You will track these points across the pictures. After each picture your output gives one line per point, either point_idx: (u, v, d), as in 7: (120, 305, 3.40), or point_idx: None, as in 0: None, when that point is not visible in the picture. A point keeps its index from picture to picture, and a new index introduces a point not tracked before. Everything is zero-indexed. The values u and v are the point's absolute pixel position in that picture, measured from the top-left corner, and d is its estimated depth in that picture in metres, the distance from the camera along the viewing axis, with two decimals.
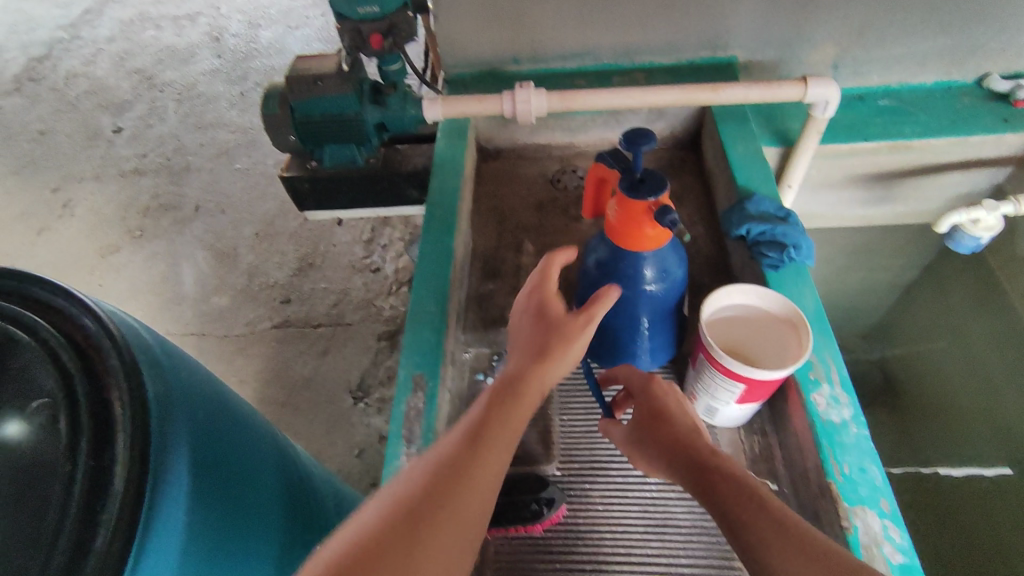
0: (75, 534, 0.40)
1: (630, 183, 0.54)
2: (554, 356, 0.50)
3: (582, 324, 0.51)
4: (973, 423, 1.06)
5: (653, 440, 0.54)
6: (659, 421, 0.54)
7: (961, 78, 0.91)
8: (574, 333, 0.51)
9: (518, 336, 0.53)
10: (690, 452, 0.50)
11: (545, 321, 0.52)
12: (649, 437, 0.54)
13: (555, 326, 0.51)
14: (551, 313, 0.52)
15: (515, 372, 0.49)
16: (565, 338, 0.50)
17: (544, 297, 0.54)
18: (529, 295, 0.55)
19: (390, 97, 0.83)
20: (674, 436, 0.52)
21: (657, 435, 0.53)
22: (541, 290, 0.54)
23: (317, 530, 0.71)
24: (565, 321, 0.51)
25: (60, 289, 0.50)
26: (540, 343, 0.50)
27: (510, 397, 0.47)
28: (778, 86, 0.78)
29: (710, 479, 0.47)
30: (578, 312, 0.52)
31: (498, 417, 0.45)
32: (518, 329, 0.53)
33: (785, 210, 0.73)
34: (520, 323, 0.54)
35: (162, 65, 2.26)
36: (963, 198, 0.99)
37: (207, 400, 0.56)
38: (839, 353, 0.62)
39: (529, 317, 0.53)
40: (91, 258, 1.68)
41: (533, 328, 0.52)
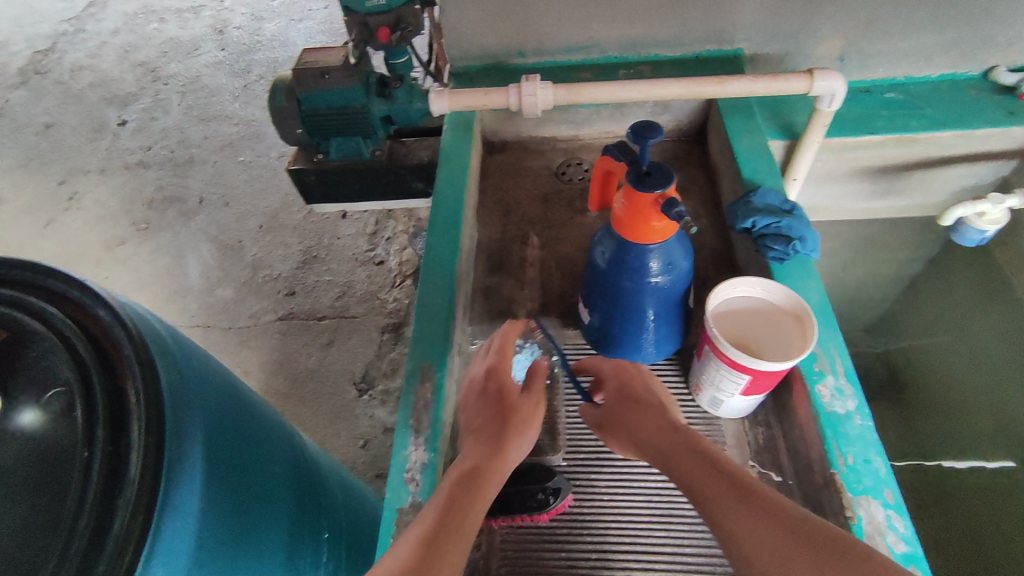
0: (93, 519, 0.41)
1: (637, 175, 0.54)
2: (515, 434, 0.57)
3: (534, 406, 0.60)
4: (973, 415, 1.07)
5: (626, 420, 0.58)
6: (632, 406, 0.59)
7: (967, 71, 0.91)
8: (529, 413, 0.59)
9: (475, 421, 0.59)
10: (660, 429, 0.55)
11: (502, 405, 0.59)
12: (623, 418, 0.59)
13: (511, 410, 0.59)
14: (508, 395, 0.60)
15: (479, 449, 0.55)
16: (522, 420, 0.58)
17: (500, 380, 0.61)
18: (484, 378, 0.62)
19: (397, 90, 0.84)
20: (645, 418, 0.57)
21: (629, 417, 0.58)
22: (496, 375, 0.62)
23: (326, 517, 0.72)
24: (519, 403, 0.59)
25: (72, 280, 0.50)
26: (501, 427, 0.57)
27: (480, 472, 0.52)
28: (785, 78, 0.78)
29: (677, 452, 0.52)
30: (529, 393, 0.61)
31: (478, 478, 0.51)
32: (475, 413, 0.60)
33: (790, 203, 0.73)
34: (475, 408, 0.60)
35: (166, 58, 2.26)
36: (968, 191, 0.99)
37: (217, 388, 0.57)
38: (844, 345, 0.62)
39: (486, 403, 0.60)
40: (97, 250, 1.69)
41: (493, 410, 0.59)
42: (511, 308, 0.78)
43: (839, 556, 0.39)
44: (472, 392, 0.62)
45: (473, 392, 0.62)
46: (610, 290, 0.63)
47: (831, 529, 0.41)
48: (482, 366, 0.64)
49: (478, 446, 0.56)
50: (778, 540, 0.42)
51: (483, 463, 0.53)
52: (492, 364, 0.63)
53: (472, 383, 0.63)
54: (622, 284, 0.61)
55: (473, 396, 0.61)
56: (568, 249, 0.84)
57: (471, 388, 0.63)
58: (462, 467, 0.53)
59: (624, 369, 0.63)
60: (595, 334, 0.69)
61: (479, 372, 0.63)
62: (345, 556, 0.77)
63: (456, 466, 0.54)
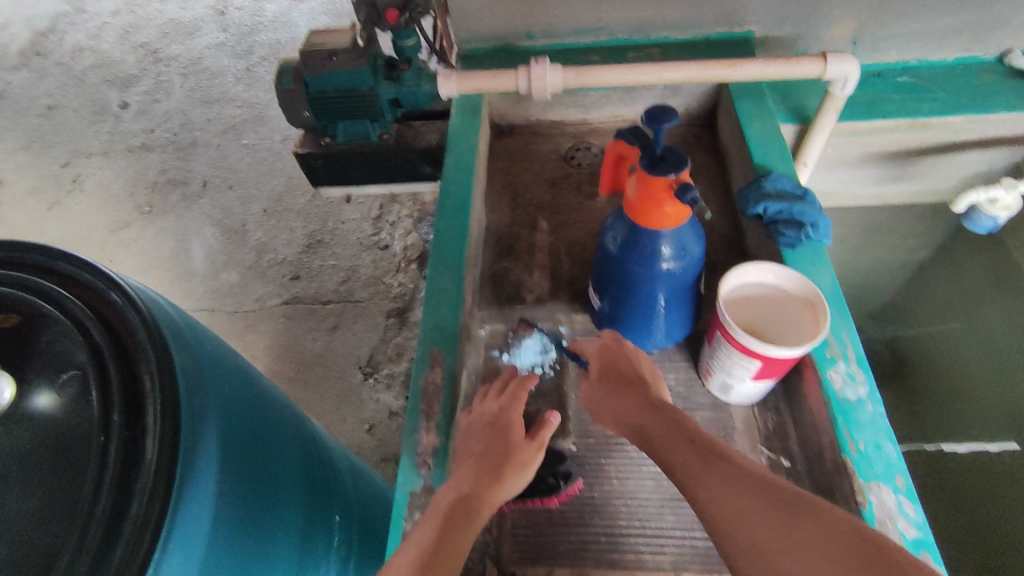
0: (111, 503, 0.41)
1: (650, 160, 0.54)
2: (510, 473, 0.56)
3: (534, 452, 0.59)
4: (984, 400, 1.07)
5: (608, 396, 0.59)
6: (614, 382, 0.60)
7: (981, 55, 0.90)
8: (528, 457, 0.59)
9: (474, 445, 0.58)
10: (640, 403, 0.56)
11: (507, 442, 0.58)
12: (605, 394, 0.60)
13: (514, 450, 0.58)
14: (514, 437, 0.59)
15: (472, 478, 0.54)
16: (520, 464, 0.58)
17: (509, 417, 0.60)
18: (495, 410, 0.61)
19: (405, 73, 0.83)
20: (626, 395, 0.58)
21: (611, 393, 0.59)
22: (508, 413, 0.61)
23: (337, 500, 0.73)
24: (523, 448, 0.59)
25: (87, 264, 0.50)
26: (501, 462, 0.56)
27: (472, 503, 0.52)
28: (797, 62, 0.77)
29: (655, 426, 0.53)
30: (532, 439, 0.60)
31: (468, 510, 0.51)
32: (477, 436, 0.59)
33: (802, 188, 0.72)
34: (478, 431, 0.59)
35: (167, 39, 2.23)
36: (979, 177, 0.99)
37: (230, 373, 0.57)
38: (856, 331, 0.62)
39: (491, 432, 0.59)
40: (101, 233, 1.69)
41: (496, 441, 0.58)
42: (519, 294, 0.78)
43: (807, 517, 0.41)
44: (479, 419, 0.61)
45: (481, 417, 0.61)
46: (620, 275, 0.62)
47: (800, 493, 0.43)
48: (494, 398, 0.63)
49: (476, 471, 0.55)
50: (750, 505, 0.43)
51: (477, 493, 0.53)
52: (505, 402, 0.62)
53: (480, 410, 0.62)
54: (633, 270, 0.61)
55: (479, 421, 0.60)
56: (577, 235, 0.83)
57: (479, 414, 0.61)
58: (455, 491, 0.53)
59: (608, 346, 0.63)
60: (605, 319, 0.69)
61: (491, 404, 0.62)
62: (356, 538, 0.77)
63: (448, 491, 0.53)
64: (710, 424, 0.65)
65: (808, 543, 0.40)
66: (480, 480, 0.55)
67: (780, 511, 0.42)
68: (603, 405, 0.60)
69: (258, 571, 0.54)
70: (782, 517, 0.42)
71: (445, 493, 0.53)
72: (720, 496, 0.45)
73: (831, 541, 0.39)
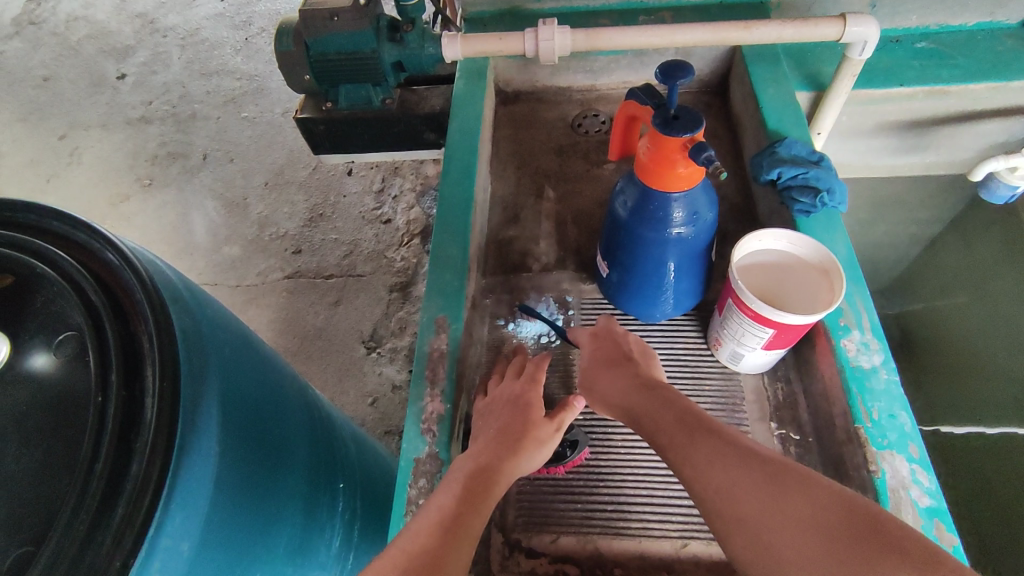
0: (111, 462, 0.40)
1: (663, 120, 0.52)
2: (526, 451, 0.54)
3: (553, 432, 0.57)
4: (989, 375, 1.06)
5: (598, 375, 0.58)
6: (605, 360, 0.59)
7: (1005, 19, 0.87)
8: (547, 436, 0.56)
9: (493, 422, 0.57)
10: (630, 381, 0.55)
11: (525, 417, 0.56)
12: (595, 372, 0.59)
13: (533, 425, 0.56)
14: (534, 413, 0.57)
15: (488, 453, 0.53)
16: (538, 441, 0.56)
17: (530, 397, 0.59)
18: (515, 390, 0.60)
19: (409, 34, 0.79)
20: (616, 372, 0.57)
21: (601, 372, 0.58)
22: (528, 392, 0.59)
23: (342, 469, 0.72)
24: (541, 425, 0.57)
25: (80, 223, 0.49)
26: (520, 436, 0.55)
27: (488, 475, 0.51)
28: (815, 25, 0.74)
29: (643, 404, 0.53)
30: (551, 419, 0.58)
31: (481, 486, 0.50)
32: (497, 414, 0.58)
33: (817, 154, 0.70)
34: (498, 410, 0.58)
35: (164, 9, 2.19)
36: (996, 148, 0.96)
37: (231, 336, 0.56)
38: (871, 300, 0.61)
39: (511, 410, 0.57)
40: (101, 206, 1.67)
41: (515, 416, 0.57)
42: (525, 262, 0.77)
43: (796, 490, 0.41)
44: (500, 398, 0.59)
45: (502, 397, 0.59)
46: (629, 241, 0.61)
47: (791, 466, 0.42)
48: (513, 380, 0.61)
49: (494, 444, 0.54)
50: (739, 481, 0.43)
51: (494, 465, 0.52)
52: (524, 384, 0.60)
53: (501, 391, 0.60)
54: (642, 235, 0.59)
55: (499, 400, 0.59)
56: (584, 203, 0.81)
57: (500, 395, 0.60)
58: (474, 462, 0.52)
59: (598, 333, 0.62)
60: (613, 288, 0.68)
61: (511, 385, 0.60)
62: (360, 507, 0.77)
63: (466, 463, 0.52)
64: (719, 394, 0.64)
65: (797, 515, 0.39)
66: (496, 456, 0.53)
67: (769, 485, 0.42)
68: (593, 383, 0.58)
69: (263, 533, 0.54)
70: (771, 491, 0.41)
71: (459, 470, 0.51)
72: (709, 468, 0.45)
73: (821, 512, 0.39)
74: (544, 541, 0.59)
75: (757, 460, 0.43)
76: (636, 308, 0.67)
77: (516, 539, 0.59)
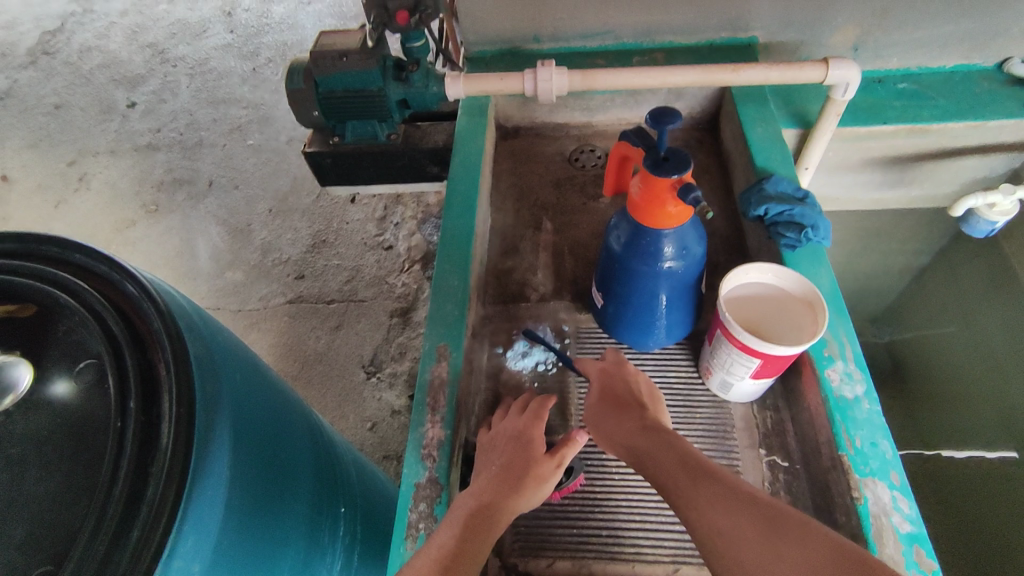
0: (129, 485, 0.42)
1: (654, 161, 0.55)
2: (527, 490, 0.56)
3: (554, 468, 0.58)
4: (979, 403, 1.08)
5: (605, 416, 0.60)
6: (612, 403, 0.60)
7: (981, 62, 0.91)
8: (547, 474, 0.58)
9: (497, 458, 0.58)
10: (637, 424, 0.57)
11: (528, 456, 0.58)
12: (601, 412, 0.60)
13: (533, 462, 0.57)
14: (535, 451, 0.58)
15: (491, 489, 0.54)
16: (538, 478, 0.57)
17: (532, 433, 0.60)
18: (518, 426, 0.61)
19: (414, 74, 0.82)
20: (622, 415, 0.59)
21: (607, 413, 0.59)
22: (531, 429, 0.60)
23: (344, 494, 0.74)
24: (542, 462, 0.58)
25: (100, 255, 0.51)
26: (522, 474, 0.56)
27: (490, 512, 0.52)
28: (800, 67, 0.78)
29: (647, 445, 0.54)
30: (550, 455, 0.59)
31: (484, 520, 0.52)
32: (500, 450, 0.59)
33: (802, 191, 0.73)
34: (501, 446, 0.60)
35: (175, 39, 2.26)
36: (978, 183, 1.00)
37: (242, 362, 0.59)
38: (854, 331, 0.63)
39: (514, 446, 0.59)
40: (106, 231, 1.70)
41: (518, 453, 0.58)
42: (524, 292, 0.79)
43: (796, 536, 0.42)
44: (503, 433, 0.61)
45: (504, 433, 0.61)
46: (623, 274, 0.64)
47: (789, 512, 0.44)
48: (517, 415, 0.63)
49: (497, 481, 0.55)
50: (738, 523, 0.44)
51: (496, 502, 0.53)
52: (528, 419, 0.62)
53: (504, 426, 0.62)
54: (636, 268, 0.62)
55: (502, 436, 0.61)
56: (581, 235, 0.84)
57: (503, 429, 0.62)
58: (476, 500, 0.53)
59: (606, 369, 0.64)
60: (608, 318, 0.70)
61: (514, 420, 0.62)
62: (360, 531, 0.78)
63: (469, 500, 0.54)
64: (709, 423, 0.66)
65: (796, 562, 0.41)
66: (497, 493, 0.54)
67: (767, 530, 0.43)
68: (599, 423, 0.60)
69: (268, 559, 0.55)
70: (769, 534, 0.42)
71: (461, 506, 0.53)
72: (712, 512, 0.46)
73: (818, 558, 0.40)
74: (539, 564, 0.60)
75: (757, 504, 0.45)
76: (631, 337, 0.70)
77: (513, 563, 0.61)
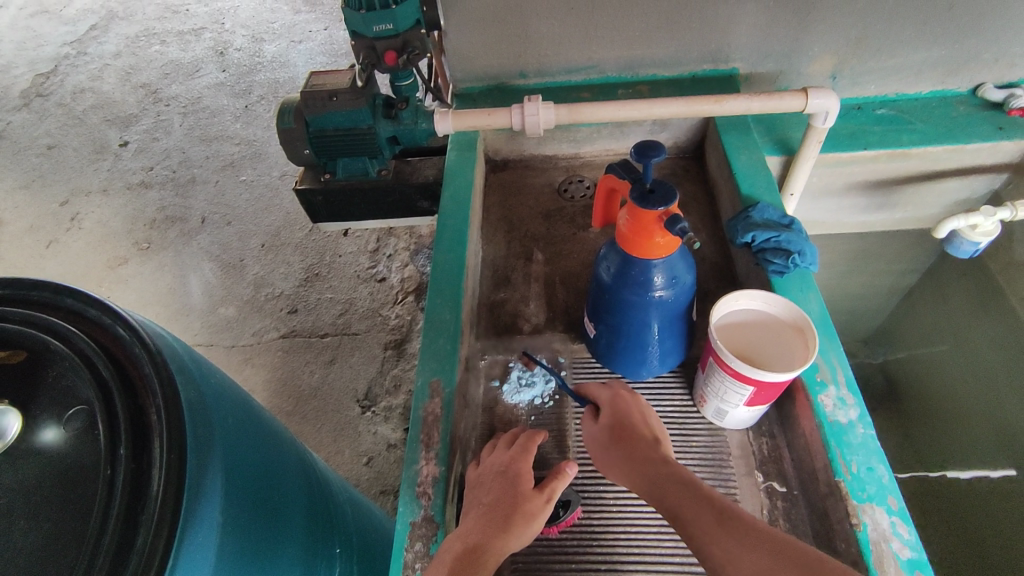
0: (118, 536, 0.42)
1: (640, 193, 0.56)
2: (516, 527, 0.54)
3: (543, 504, 0.57)
4: (978, 423, 1.09)
5: (615, 446, 0.58)
6: (622, 432, 0.59)
7: (956, 87, 0.94)
8: (537, 509, 0.56)
9: (484, 495, 0.58)
10: (651, 455, 0.55)
11: (515, 492, 0.57)
12: (613, 445, 0.58)
13: (520, 500, 0.56)
14: (523, 486, 0.58)
15: (481, 530, 0.53)
16: (527, 515, 0.56)
17: (518, 468, 0.60)
18: (505, 461, 0.61)
19: (403, 111, 0.85)
20: (633, 446, 0.57)
21: (617, 443, 0.58)
22: (516, 463, 0.60)
23: (338, 533, 0.72)
24: (531, 498, 0.57)
25: (92, 299, 0.52)
26: (509, 513, 0.55)
27: (478, 553, 0.51)
28: (780, 97, 0.80)
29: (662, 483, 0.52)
30: (540, 490, 0.58)
31: (475, 561, 0.50)
32: (488, 487, 0.58)
33: (788, 217, 0.74)
34: (488, 482, 0.59)
35: (168, 79, 2.30)
36: (961, 204, 1.02)
37: (235, 404, 0.59)
38: (845, 355, 0.64)
39: (502, 482, 0.58)
40: (98, 270, 1.69)
41: (506, 491, 0.57)
42: (516, 323, 0.80)
43: None
44: (490, 469, 0.61)
45: (491, 470, 0.60)
46: (615, 304, 0.64)
47: (819, 560, 0.43)
48: (504, 450, 0.62)
49: (485, 521, 0.54)
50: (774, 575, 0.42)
51: (485, 543, 0.52)
52: (515, 454, 0.61)
53: (491, 462, 0.62)
54: (626, 298, 0.62)
55: (489, 472, 0.60)
56: (572, 265, 0.85)
57: (491, 465, 0.61)
58: (462, 542, 0.53)
59: (613, 395, 0.62)
60: (601, 348, 0.71)
61: (500, 456, 0.62)
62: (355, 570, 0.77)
63: (455, 542, 0.53)
64: (706, 452, 0.65)
65: None
66: (485, 533, 0.53)
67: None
68: (611, 453, 0.58)
69: None
70: None
71: (449, 549, 0.52)
72: (738, 559, 0.44)
73: None
74: None
75: (785, 547, 0.44)
76: (624, 367, 0.70)
77: None
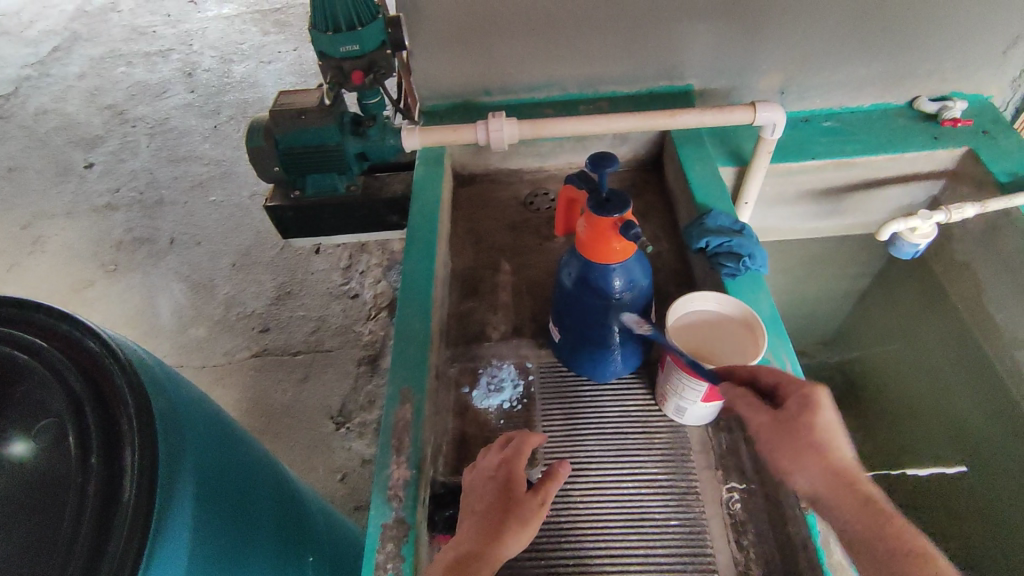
0: (92, 541, 0.43)
1: (597, 202, 0.59)
2: (507, 534, 0.55)
3: (537, 507, 0.56)
4: (932, 418, 1.14)
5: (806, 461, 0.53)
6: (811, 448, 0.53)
7: (895, 100, 1.00)
8: (531, 515, 0.56)
9: (476, 503, 0.58)
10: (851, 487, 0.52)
11: (505, 498, 0.57)
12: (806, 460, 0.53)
13: (512, 506, 0.57)
14: (516, 491, 0.57)
15: (471, 539, 0.55)
16: (520, 520, 0.55)
17: (513, 472, 0.59)
18: (497, 464, 0.60)
19: (370, 129, 0.88)
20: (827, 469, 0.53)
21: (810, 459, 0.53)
22: (509, 467, 0.59)
23: (310, 543, 0.73)
24: (523, 502, 0.57)
25: (61, 314, 0.52)
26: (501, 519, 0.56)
27: (466, 563, 0.53)
28: (730, 112, 0.84)
29: (849, 512, 0.51)
30: (535, 493, 0.57)
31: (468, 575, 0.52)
32: (479, 493, 0.59)
33: (739, 223, 0.79)
34: (479, 489, 0.59)
35: (134, 101, 2.28)
36: (904, 210, 1.08)
37: (206, 415, 0.60)
38: (793, 351, 0.68)
39: (493, 488, 0.58)
40: (63, 293, 1.66)
41: (494, 497, 0.57)
42: (485, 331, 0.82)
43: None
44: (480, 473, 0.60)
45: (484, 477, 0.60)
46: (578, 308, 0.67)
47: None
48: (498, 451, 0.61)
49: (476, 530, 0.55)
50: None
51: (473, 550, 0.54)
52: (507, 456, 0.60)
53: (484, 465, 0.61)
54: (588, 302, 0.65)
55: (481, 477, 0.60)
56: (537, 274, 0.88)
57: (480, 469, 0.61)
58: (456, 551, 0.54)
59: (804, 395, 0.54)
60: (566, 352, 0.73)
61: (493, 458, 0.61)
62: None
63: (449, 552, 0.55)
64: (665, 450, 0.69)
65: None
66: (475, 543, 0.54)
67: None
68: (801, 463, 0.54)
69: None
70: None
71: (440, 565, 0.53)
72: None
73: None
74: None
75: None
76: (589, 369, 0.73)
77: None
